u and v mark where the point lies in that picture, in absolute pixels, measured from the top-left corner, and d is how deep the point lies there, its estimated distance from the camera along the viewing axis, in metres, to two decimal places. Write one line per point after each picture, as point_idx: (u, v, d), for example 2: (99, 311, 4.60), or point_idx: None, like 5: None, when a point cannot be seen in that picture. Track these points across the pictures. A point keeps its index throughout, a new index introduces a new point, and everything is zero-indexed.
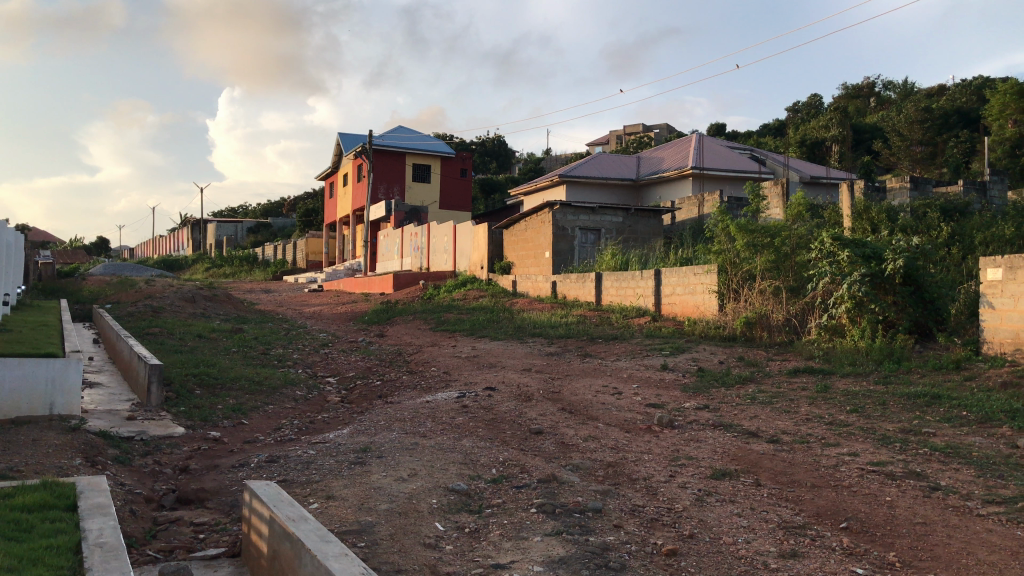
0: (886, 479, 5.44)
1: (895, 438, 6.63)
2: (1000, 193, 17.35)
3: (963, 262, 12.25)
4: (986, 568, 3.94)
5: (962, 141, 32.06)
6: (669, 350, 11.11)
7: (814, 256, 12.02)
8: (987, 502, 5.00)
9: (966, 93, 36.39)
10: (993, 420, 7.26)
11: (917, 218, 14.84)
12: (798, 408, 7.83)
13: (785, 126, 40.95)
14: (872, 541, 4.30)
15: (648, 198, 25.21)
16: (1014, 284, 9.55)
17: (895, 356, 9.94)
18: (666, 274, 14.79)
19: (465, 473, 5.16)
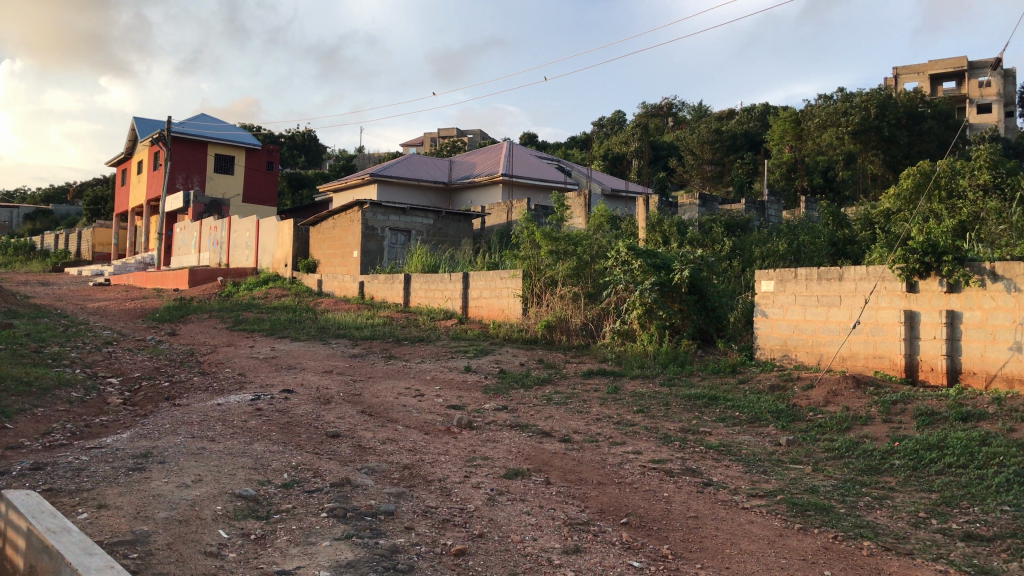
0: (664, 475, 5.79)
1: (675, 437, 7.07)
2: (777, 212, 19.00)
3: (743, 274, 13.31)
4: (747, 557, 4.29)
5: (745, 162, 34.79)
6: (472, 352, 11.28)
7: (609, 264, 12.59)
8: (750, 495, 5.44)
9: (751, 119, 39.50)
10: (761, 420, 7.93)
11: (704, 231, 15.93)
12: (590, 409, 8.19)
13: (590, 139, 42.66)
14: (649, 535, 4.56)
15: (458, 202, 25.49)
16: (784, 296, 10.50)
17: (680, 359, 10.63)
18: (472, 278, 15.01)
19: (254, 478, 4.99)
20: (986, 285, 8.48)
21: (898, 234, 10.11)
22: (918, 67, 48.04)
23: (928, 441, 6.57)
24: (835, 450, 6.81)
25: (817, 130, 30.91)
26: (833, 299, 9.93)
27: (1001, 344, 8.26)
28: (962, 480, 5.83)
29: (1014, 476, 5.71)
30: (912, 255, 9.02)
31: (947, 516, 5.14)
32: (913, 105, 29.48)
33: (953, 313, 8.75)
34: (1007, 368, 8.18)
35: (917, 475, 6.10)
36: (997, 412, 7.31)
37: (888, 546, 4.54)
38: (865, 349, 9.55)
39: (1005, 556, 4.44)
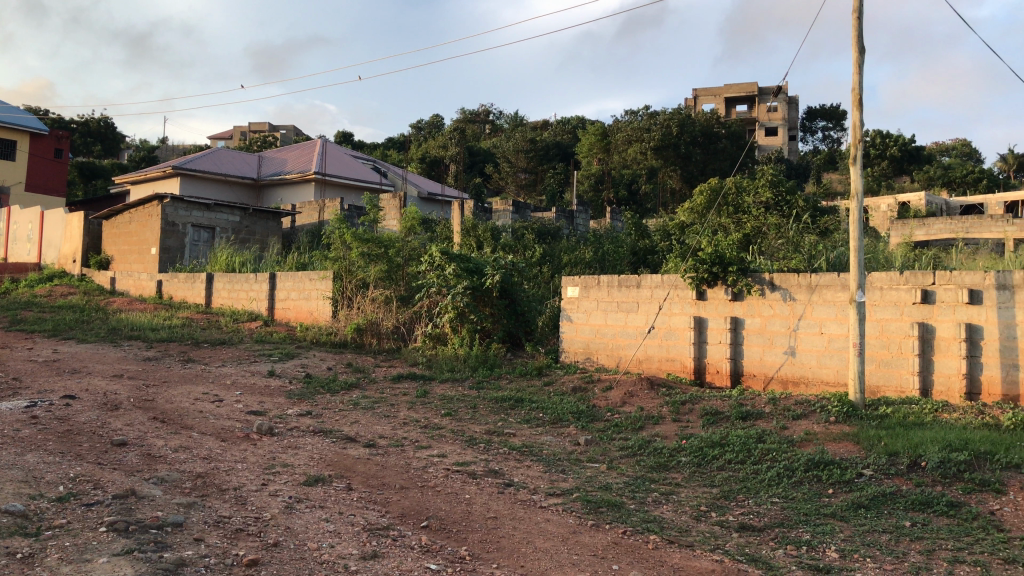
0: (467, 478, 5.87)
1: (480, 439, 7.19)
2: (584, 221, 19.77)
3: (552, 280, 13.79)
4: (542, 555, 4.43)
5: (558, 172, 35.89)
6: (278, 356, 10.94)
7: (422, 268, 12.51)
8: (549, 494, 5.63)
9: (564, 132, 40.82)
10: (562, 421, 8.22)
11: (515, 237, 16.31)
12: (397, 413, 8.17)
13: (407, 142, 42.49)
14: (448, 537, 4.60)
15: (268, 200, 24.71)
16: (588, 302, 10.91)
17: (488, 363, 10.83)
18: (280, 278, 14.57)
19: (24, 492, 4.58)
20: (766, 294, 9.25)
21: (690, 245, 10.78)
22: (716, 89, 51.47)
23: (712, 438, 7.06)
24: (629, 448, 7.17)
25: (624, 145, 32.42)
26: (632, 305, 10.44)
27: (778, 347, 9.10)
28: (739, 475, 6.31)
29: (784, 470, 6.25)
30: (702, 265, 9.60)
31: (725, 508, 5.54)
32: (709, 124, 31.66)
33: (736, 320, 9.47)
34: (782, 370, 9.05)
35: (702, 471, 6.53)
36: (772, 411, 7.97)
37: (672, 539, 4.83)
38: (659, 352, 10.13)
39: (773, 544, 4.85)
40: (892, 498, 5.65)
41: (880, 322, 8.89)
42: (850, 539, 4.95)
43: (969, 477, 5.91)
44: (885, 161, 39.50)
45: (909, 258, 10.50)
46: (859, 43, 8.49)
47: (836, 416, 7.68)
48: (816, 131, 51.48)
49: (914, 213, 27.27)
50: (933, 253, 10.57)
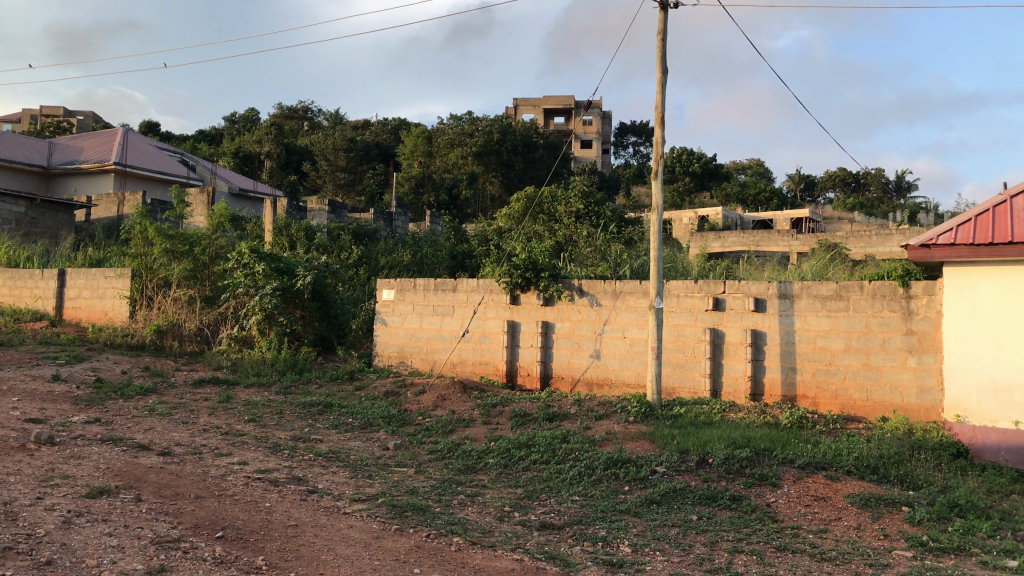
0: (269, 486, 5.68)
1: (285, 446, 6.98)
2: (402, 224, 19.67)
3: (368, 282, 13.65)
4: (342, 561, 4.35)
5: (377, 172, 35.55)
6: (65, 359, 10.13)
7: (229, 266, 11.92)
8: (354, 500, 5.55)
9: (385, 132, 40.49)
10: (372, 426, 8.13)
11: (331, 238, 16.00)
12: (196, 419, 7.77)
13: (220, 136, 40.64)
14: (244, 548, 4.42)
15: (60, 190, 22.91)
16: (403, 305, 10.85)
17: (298, 367, 10.54)
18: (70, 276, 13.53)
19: None
20: (575, 300, 9.57)
21: (506, 250, 10.97)
22: (535, 100, 52.80)
23: (519, 440, 7.21)
24: (438, 452, 7.19)
25: (445, 149, 32.53)
26: (447, 308, 10.49)
27: (585, 351, 9.45)
28: (543, 475, 6.48)
29: (584, 469, 6.49)
30: (515, 270, 9.77)
31: (527, 508, 5.68)
32: (527, 134, 32.58)
33: (547, 324, 9.74)
34: (588, 373, 9.41)
35: (508, 472, 6.65)
36: (577, 413, 8.26)
37: (474, 540, 4.89)
38: (472, 356, 10.24)
39: (571, 542, 5.02)
40: (682, 493, 6.01)
41: (676, 327, 9.41)
42: (643, 534, 5.20)
43: (750, 472, 6.38)
44: (689, 178, 41.99)
45: (705, 268, 11.22)
46: (663, 64, 8.98)
47: (635, 416, 8.06)
48: (628, 146, 53.91)
49: (713, 226, 29.16)
50: (726, 264, 11.35)
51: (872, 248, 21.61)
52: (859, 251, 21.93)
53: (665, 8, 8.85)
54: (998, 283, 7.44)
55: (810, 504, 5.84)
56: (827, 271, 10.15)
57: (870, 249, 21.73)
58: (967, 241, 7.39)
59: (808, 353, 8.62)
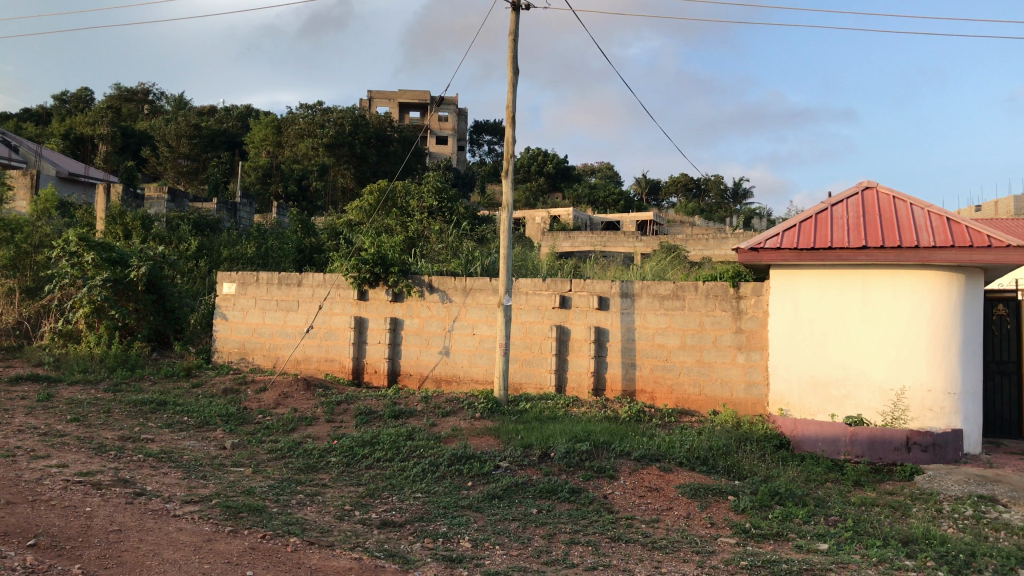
0: (90, 489, 5.33)
1: (111, 447, 6.58)
2: (248, 216, 18.99)
3: (208, 276, 13.10)
4: (168, 566, 4.14)
5: (222, 161, 34.17)
6: None
7: (54, 255, 11.11)
8: (184, 502, 5.30)
9: (232, 120, 38.96)
10: (208, 424, 7.81)
11: (169, 228, 15.24)
12: (11, 420, 7.20)
13: (48, 116, 37.90)
14: (59, 556, 4.14)
15: None
16: (245, 299, 10.48)
17: (129, 363, 9.97)
18: None
19: None
20: (424, 296, 9.53)
21: (354, 244, 10.79)
22: (390, 94, 52.26)
23: (362, 438, 7.10)
24: (277, 451, 6.99)
25: (295, 139, 31.64)
26: (291, 304, 10.20)
27: (434, 347, 9.43)
28: (386, 472, 6.42)
29: (428, 466, 6.47)
30: (363, 266, 9.61)
31: (369, 506, 5.61)
32: (381, 128, 32.24)
33: (395, 320, 9.65)
34: (437, 369, 9.40)
35: (349, 470, 6.55)
36: (423, 410, 8.24)
37: (312, 540, 4.78)
38: (317, 352, 10.02)
39: (412, 539, 4.99)
40: (523, 487, 6.10)
41: (524, 324, 9.52)
42: (483, 528, 5.25)
43: (589, 465, 6.55)
44: (542, 178, 42.76)
45: (553, 266, 11.46)
46: (514, 64, 9.09)
47: (481, 412, 8.12)
48: (482, 144, 54.30)
49: (564, 226, 29.82)
50: (573, 263, 11.64)
51: (710, 251, 22.76)
52: (698, 253, 23.03)
53: (517, 8, 8.96)
54: (818, 285, 7.99)
55: (644, 495, 6.07)
56: (666, 272, 10.59)
57: (707, 252, 22.87)
58: (792, 245, 7.90)
59: (647, 350, 8.95)
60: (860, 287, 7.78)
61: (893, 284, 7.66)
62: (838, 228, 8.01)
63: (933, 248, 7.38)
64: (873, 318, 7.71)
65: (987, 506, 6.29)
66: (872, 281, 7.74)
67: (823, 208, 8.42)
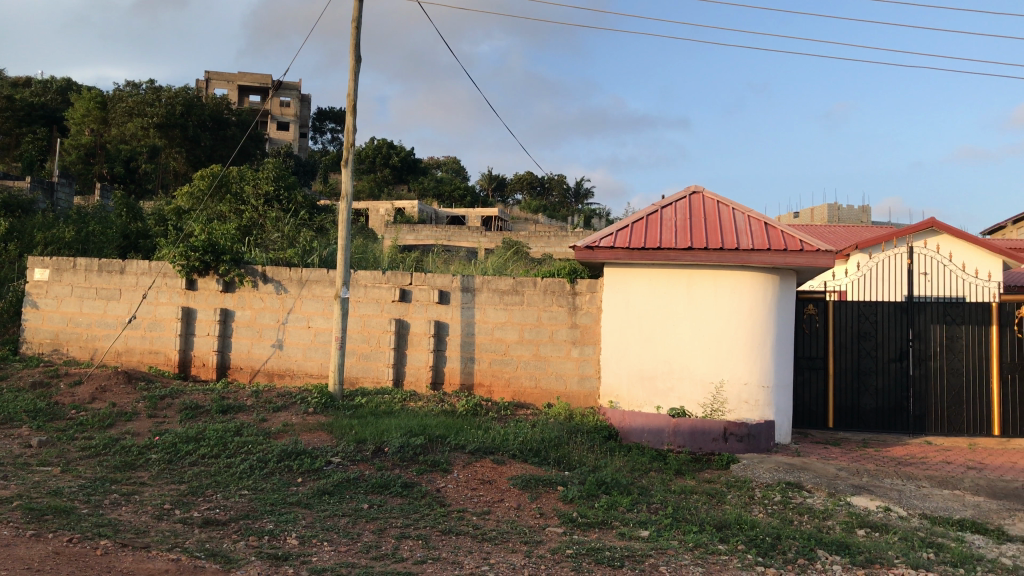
0: None
1: None
2: (66, 196, 17.70)
3: (18, 261, 12.13)
4: None
5: (39, 137, 31.68)
6: None
7: None
8: None
9: (51, 93, 36.19)
10: (13, 421, 7.23)
11: None
12: None
13: None
14: None
15: None
16: (60, 287, 9.77)
17: None
18: None
19: None
20: (258, 286, 9.21)
21: (184, 231, 10.28)
22: (229, 75, 50.15)
23: (186, 434, 6.78)
24: (91, 448, 6.56)
25: (122, 117, 29.78)
26: (112, 292, 9.60)
27: (266, 340, 9.14)
28: (210, 470, 6.16)
29: (256, 462, 6.27)
30: (192, 253, 9.16)
31: (190, 505, 5.36)
32: (218, 110, 30.89)
33: (226, 311, 9.27)
34: (269, 363, 9.12)
35: (171, 468, 6.23)
36: (253, 404, 7.97)
37: (125, 542, 4.52)
38: (140, 344, 9.49)
39: (235, 537, 4.81)
40: (355, 482, 6.01)
41: (362, 318, 9.38)
42: (311, 525, 5.13)
43: (422, 459, 6.55)
44: (386, 169, 42.29)
45: (394, 259, 11.35)
46: (356, 52, 8.93)
47: (314, 407, 7.95)
48: (326, 132, 53.09)
49: (408, 219, 29.64)
50: (414, 256, 11.58)
51: (551, 248, 23.27)
52: (540, 249, 23.50)
53: None
54: (648, 284, 8.33)
55: (476, 488, 6.13)
56: (506, 267, 10.73)
57: (549, 248, 23.37)
58: (625, 244, 8.18)
59: (486, 344, 9.04)
60: (686, 286, 8.19)
61: (716, 284, 8.12)
62: (666, 230, 8.39)
63: (751, 251, 7.88)
64: (696, 315, 8.13)
65: (793, 491, 6.76)
66: (696, 281, 8.17)
67: (653, 210, 8.80)
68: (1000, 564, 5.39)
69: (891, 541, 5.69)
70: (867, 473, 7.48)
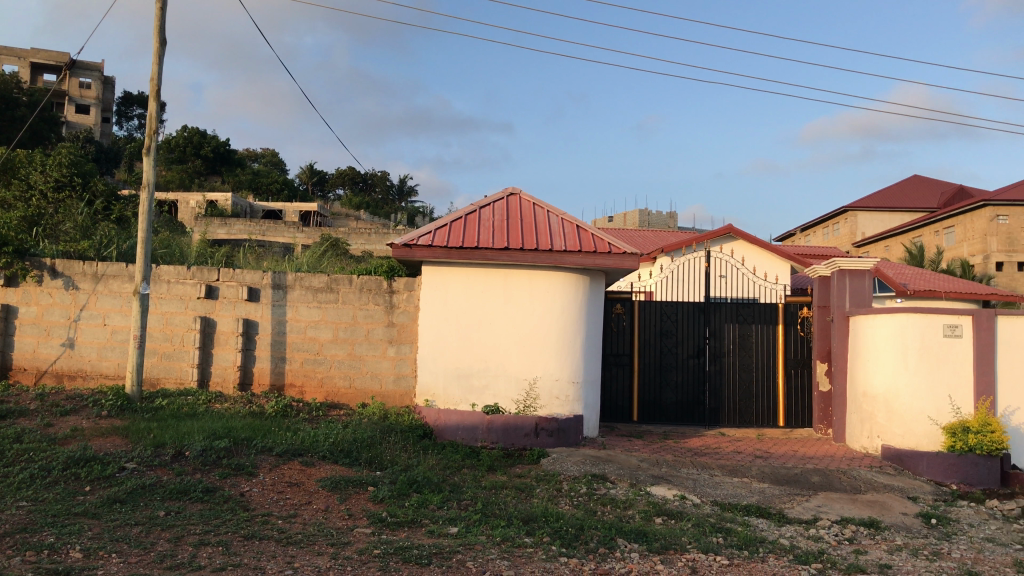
0: None
1: None
2: None
3: None
4: None
5: None
6: None
7: None
8: None
9: None
10: None
11: None
12: None
13: None
14: None
15: None
16: None
17: None
18: None
19: None
20: (45, 281, 8.51)
21: None
22: (20, 51, 46.02)
23: None
24: None
25: None
26: None
27: (54, 339, 8.47)
28: None
29: (38, 471, 5.78)
30: None
31: None
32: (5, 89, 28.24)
33: (8, 307, 8.50)
34: (58, 364, 8.45)
35: None
36: (38, 408, 7.36)
37: None
38: None
39: (9, 553, 4.42)
40: (151, 489, 5.68)
41: (165, 315, 8.88)
42: (99, 536, 4.80)
43: (226, 462, 6.27)
44: (198, 160, 40.23)
45: (202, 253, 10.82)
46: (161, 35, 8.45)
47: (109, 410, 7.45)
48: (132, 118, 49.91)
49: (221, 213, 28.36)
50: (225, 251, 11.10)
51: (370, 246, 23.00)
52: (359, 247, 23.20)
53: None
54: (465, 282, 8.40)
55: (283, 491, 5.95)
56: (321, 264, 10.48)
57: (369, 246, 23.11)
58: (442, 243, 8.19)
59: (298, 343, 8.80)
60: (502, 285, 8.34)
61: (531, 283, 8.32)
62: (483, 229, 8.50)
63: (564, 251, 8.14)
64: (512, 313, 8.30)
65: (598, 483, 7.04)
66: (512, 280, 8.34)
67: (471, 210, 8.88)
68: (779, 545, 5.86)
69: (685, 527, 6.04)
70: (666, 463, 7.91)
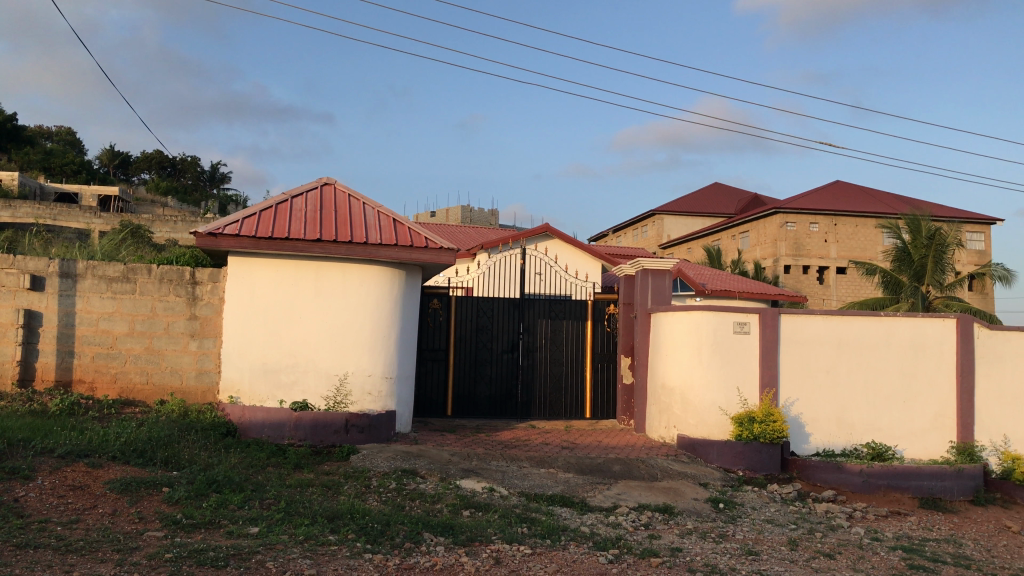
0: None
1: None
2: None
3: None
4: None
5: None
6: None
7: None
8: None
9: None
10: None
11: None
12: None
13: None
14: None
15: None
16: None
17: None
18: None
19: None
20: None
21: None
22: None
23: None
24: None
25: None
26: None
27: None
28: None
29: None
30: None
31: None
32: None
33: None
34: None
35: None
36: None
37: None
38: None
39: None
40: None
41: None
42: None
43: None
44: None
45: None
46: None
47: None
48: None
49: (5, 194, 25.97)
50: (7, 235, 10.15)
51: (176, 234, 21.83)
52: (164, 236, 21.98)
53: None
54: (275, 275, 8.14)
55: (65, 495, 5.52)
56: (119, 252, 9.82)
57: (174, 234, 21.92)
58: (250, 233, 7.87)
59: (89, 337, 8.18)
60: (313, 278, 8.14)
61: (343, 276, 8.18)
62: (295, 220, 8.26)
63: (379, 245, 8.06)
64: (324, 307, 8.12)
65: (407, 478, 7.02)
66: (324, 273, 8.16)
67: (283, 199, 8.61)
68: (579, 533, 6.07)
69: (490, 519, 6.14)
70: (476, 457, 8.00)
